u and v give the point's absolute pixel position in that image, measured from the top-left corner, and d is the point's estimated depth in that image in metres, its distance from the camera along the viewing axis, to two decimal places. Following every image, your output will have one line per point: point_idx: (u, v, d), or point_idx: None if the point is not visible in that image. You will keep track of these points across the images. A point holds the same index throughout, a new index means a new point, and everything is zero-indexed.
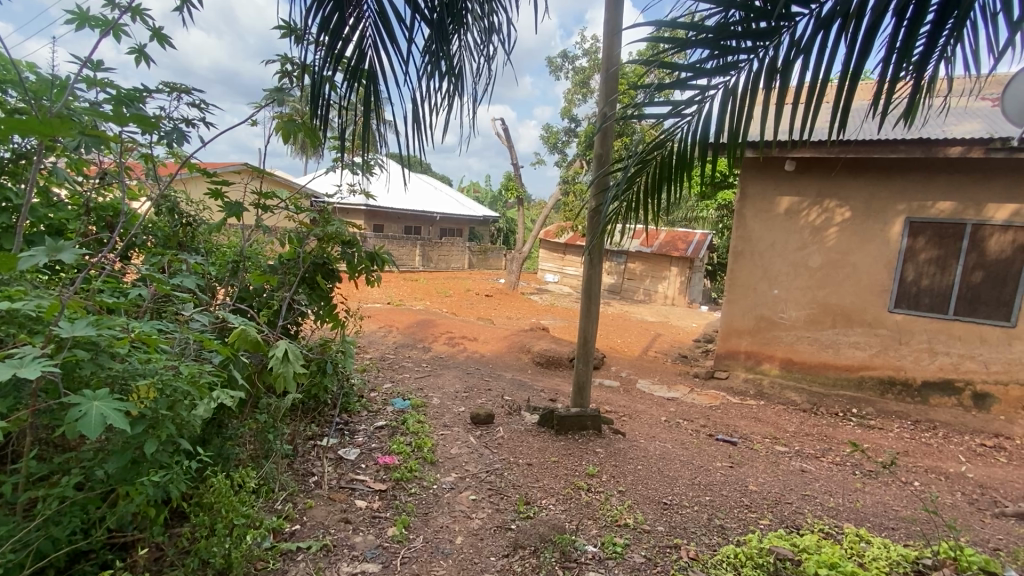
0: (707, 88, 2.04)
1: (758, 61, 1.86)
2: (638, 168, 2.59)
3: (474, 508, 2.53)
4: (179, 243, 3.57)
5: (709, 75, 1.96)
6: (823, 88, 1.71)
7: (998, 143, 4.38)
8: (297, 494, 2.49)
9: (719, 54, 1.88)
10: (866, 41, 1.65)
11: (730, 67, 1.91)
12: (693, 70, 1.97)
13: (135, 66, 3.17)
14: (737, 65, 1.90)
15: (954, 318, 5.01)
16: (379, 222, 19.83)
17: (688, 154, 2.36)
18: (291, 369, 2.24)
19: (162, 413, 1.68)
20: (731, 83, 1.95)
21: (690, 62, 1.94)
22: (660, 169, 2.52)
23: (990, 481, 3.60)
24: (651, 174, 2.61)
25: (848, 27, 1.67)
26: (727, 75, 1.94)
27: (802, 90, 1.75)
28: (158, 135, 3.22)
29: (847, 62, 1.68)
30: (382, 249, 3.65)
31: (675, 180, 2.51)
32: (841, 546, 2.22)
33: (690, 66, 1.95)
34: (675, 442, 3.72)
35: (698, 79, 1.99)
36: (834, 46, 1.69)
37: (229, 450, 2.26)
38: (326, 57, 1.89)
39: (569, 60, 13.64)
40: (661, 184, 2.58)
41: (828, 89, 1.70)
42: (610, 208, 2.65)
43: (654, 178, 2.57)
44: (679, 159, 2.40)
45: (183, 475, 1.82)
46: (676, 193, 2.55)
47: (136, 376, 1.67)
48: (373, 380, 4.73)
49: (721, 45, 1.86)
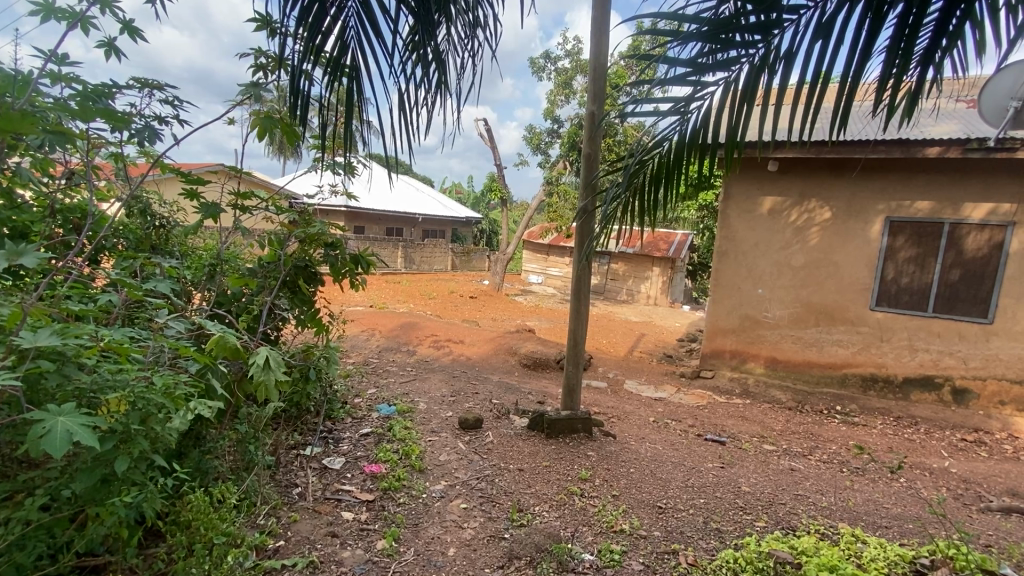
0: (706, 83, 2.00)
1: (758, 57, 1.83)
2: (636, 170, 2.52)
3: (466, 517, 2.46)
4: (151, 246, 3.42)
5: (708, 70, 1.92)
6: (820, 88, 1.70)
7: (975, 143, 4.48)
8: (281, 507, 2.38)
9: (717, 49, 1.85)
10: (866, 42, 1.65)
11: (731, 63, 1.88)
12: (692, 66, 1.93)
13: (104, 60, 3.01)
14: (740, 60, 1.87)
15: (933, 315, 5.11)
16: (360, 223, 19.56)
17: (687, 148, 2.29)
18: (272, 376, 2.12)
19: (135, 427, 1.57)
20: (732, 78, 1.92)
21: (688, 56, 1.90)
22: (657, 169, 2.45)
23: (974, 475, 3.66)
24: (647, 176, 2.55)
25: (846, 26, 1.65)
26: (727, 71, 1.91)
27: (800, 89, 1.72)
28: (129, 133, 3.08)
29: (846, 62, 1.67)
30: (367, 252, 3.55)
31: (672, 182, 2.44)
32: (839, 547, 2.21)
33: (688, 61, 1.91)
34: (665, 444, 3.70)
35: (696, 75, 1.95)
36: (836, 45, 1.67)
37: (208, 463, 2.15)
38: (305, 50, 1.79)
39: (552, 60, 13.61)
40: (656, 186, 2.52)
41: (827, 89, 1.68)
42: (608, 208, 2.55)
43: (652, 179, 2.49)
44: (677, 155, 2.33)
45: (159, 493, 1.70)
46: (672, 196, 2.49)
47: (106, 390, 1.55)
48: (356, 386, 4.62)
49: (720, 39, 1.83)
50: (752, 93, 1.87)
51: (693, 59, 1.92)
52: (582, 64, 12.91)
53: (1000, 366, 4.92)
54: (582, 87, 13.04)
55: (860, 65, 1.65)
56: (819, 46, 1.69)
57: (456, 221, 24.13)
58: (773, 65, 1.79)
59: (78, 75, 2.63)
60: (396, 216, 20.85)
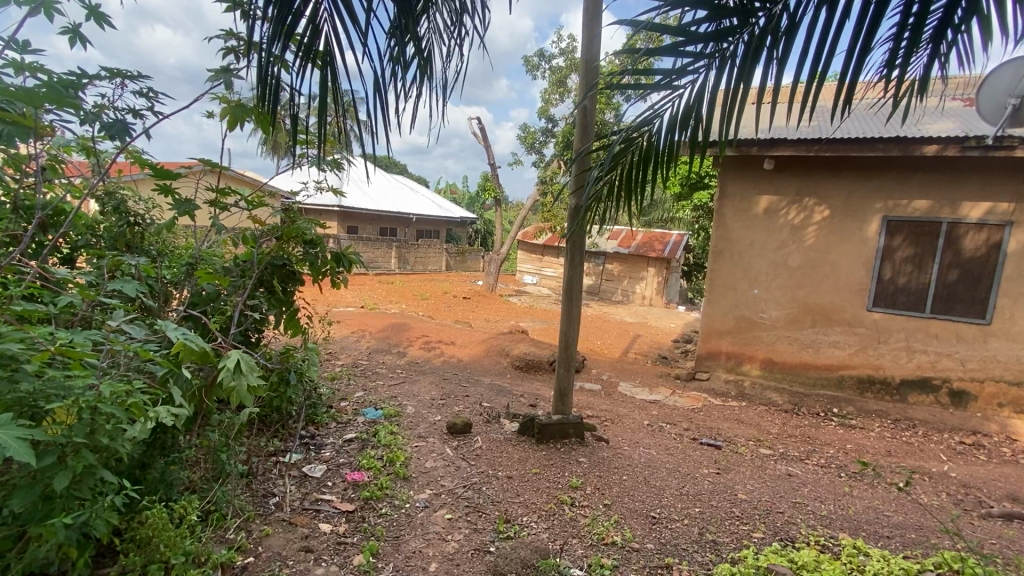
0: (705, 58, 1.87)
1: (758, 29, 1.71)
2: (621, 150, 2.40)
3: (450, 529, 2.34)
4: (127, 245, 3.28)
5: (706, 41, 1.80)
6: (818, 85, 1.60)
7: (973, 141, 4.39)
8: (253, 519, 2.26)
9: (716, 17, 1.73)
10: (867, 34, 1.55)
11: (727, 34, 1.76)
12: (686, 32, 1.81)
13: (71, 48, 2.89)
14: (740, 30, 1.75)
15: (931, 316, 5.03)
16: (353, 223, 19.42)
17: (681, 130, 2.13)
18: (245, 382, 1.96)
19: (80, 441, 1.44)
20: (727, 52, 1.79)
21: (684, 25, 1.78)
22: (645, 153, 2.32)
23: (974, 479, 3.57)
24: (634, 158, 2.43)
25: (850, 7, 1.53)
26: (726, 44, 1.78)
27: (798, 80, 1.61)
28: (99, 126, 2.96)
29: (853, 46, 1.55)
30: (349, 249, 3.46)
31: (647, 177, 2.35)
32: (841, 560, 2.10)
33: (681, 28, 1.79)
34: (659, 448, 3.59)
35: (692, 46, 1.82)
36: (839, 30, 1.56)
37: (173, 475, 2.03)
38: (274, 33, 1.67)
39: (545, 59, 13.52)
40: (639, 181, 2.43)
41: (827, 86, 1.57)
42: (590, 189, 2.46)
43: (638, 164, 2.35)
44: (667, 140, 2.19)
45: (111, 509, 1.59)
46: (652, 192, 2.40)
47: (54, 398, 1.43)
48: (343, 389, 4.49)
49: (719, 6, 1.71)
50: (744, 73, 1.74)
51: (688, 28, 1.80)
52: (577, 63, 12.83)
53: (999, 368, 4.85)
54: (577, 86, 12.95)
55: (860, 58, 1.54)
56: (825, 25, 1.57)
57: (451, 221, 24.00)
58: (767, 43, 1.69)
59: (42, 63, 2.50)
60: (391, 216, 20.72)
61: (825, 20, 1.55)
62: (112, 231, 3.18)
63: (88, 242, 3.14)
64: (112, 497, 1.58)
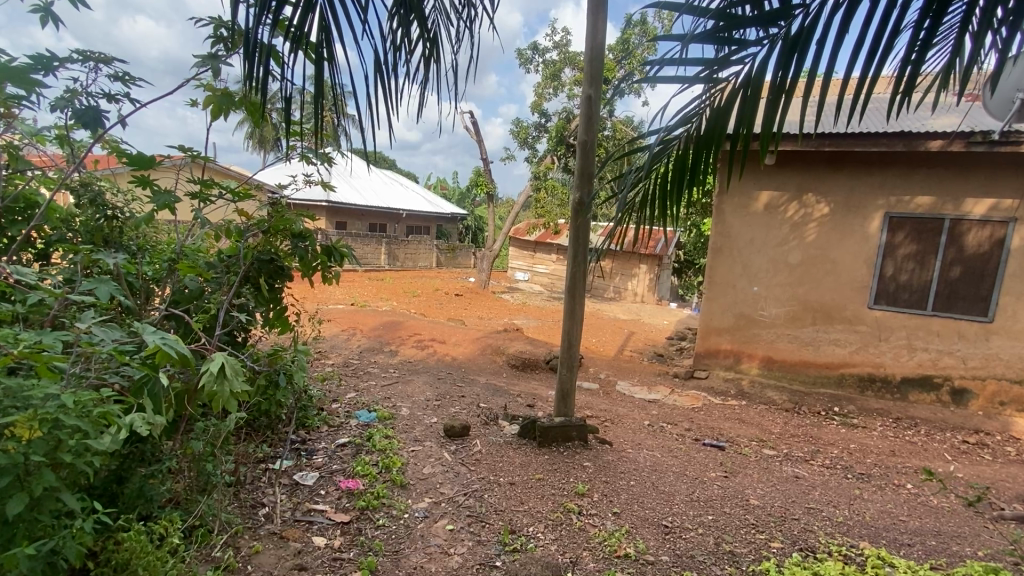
0: (748, 43, 1.79)
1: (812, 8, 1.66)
2: (655, 155, 2.35)
3: (452, 541, 2.21)
4: (105, 240, 3.08)
5: (742, 25, 1.75)
6: (872, 79, 1.54)
7: (979, 137, 4.37)
8: (241, 535, 2.11)
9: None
10: (918, 25, 1.52)
11: (777, 17, 1.72)
12: (728, 17, 1.75)
13: (42, 28, 2.71)
14: (788, 14, 1.71)
15: (933, 313, 5.00)
16: (341, 219, 19.17)
17: (722, 124, 2.07)
18: (229, 388, 1.80)
19: (37, 460, 1.28)
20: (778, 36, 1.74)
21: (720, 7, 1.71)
22: (681, 156, 2.28)
23: (981, 480, 3.53)
24: (669, 162, 2.39)
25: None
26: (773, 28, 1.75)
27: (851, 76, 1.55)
28: (72, 112, 2.78)
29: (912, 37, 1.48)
30: (341, 243, 3.31)
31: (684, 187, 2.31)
32: (866, 572, 2.02)
33: (718, 12, 1.73)
34: (662, 450, 3.49)
35: (727, 30, 1.76)
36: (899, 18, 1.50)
37: (152, 490, 1.86)
38: (260, 19, 1.50)
39: (539, 52, 13.33)
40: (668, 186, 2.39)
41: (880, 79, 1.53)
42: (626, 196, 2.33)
43: (676, 165, 2.29)
44: (704, 140, 2.15)
45: (78, 537, 1.44)
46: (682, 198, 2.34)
47: (12, 410, 1.29)
48: (335, 390, 4.32)
49: None
50: (794, 59, 1.67)
51: (725, 12, 1.74)
52: (571, 57, 12.70)
53: (1000, 366, 4.83)
54: (571, 80, 12.80)
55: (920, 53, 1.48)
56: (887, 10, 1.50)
57: (441, 217, 23.78)
58: (804, 36, 1.65)
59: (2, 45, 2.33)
60: (380, 212, 20.44)
61: (877, 5, 1.51)
62: (89, 224, 2.99)
63: (64, 237, 3.00)
64: (81, 523, 1.44)
